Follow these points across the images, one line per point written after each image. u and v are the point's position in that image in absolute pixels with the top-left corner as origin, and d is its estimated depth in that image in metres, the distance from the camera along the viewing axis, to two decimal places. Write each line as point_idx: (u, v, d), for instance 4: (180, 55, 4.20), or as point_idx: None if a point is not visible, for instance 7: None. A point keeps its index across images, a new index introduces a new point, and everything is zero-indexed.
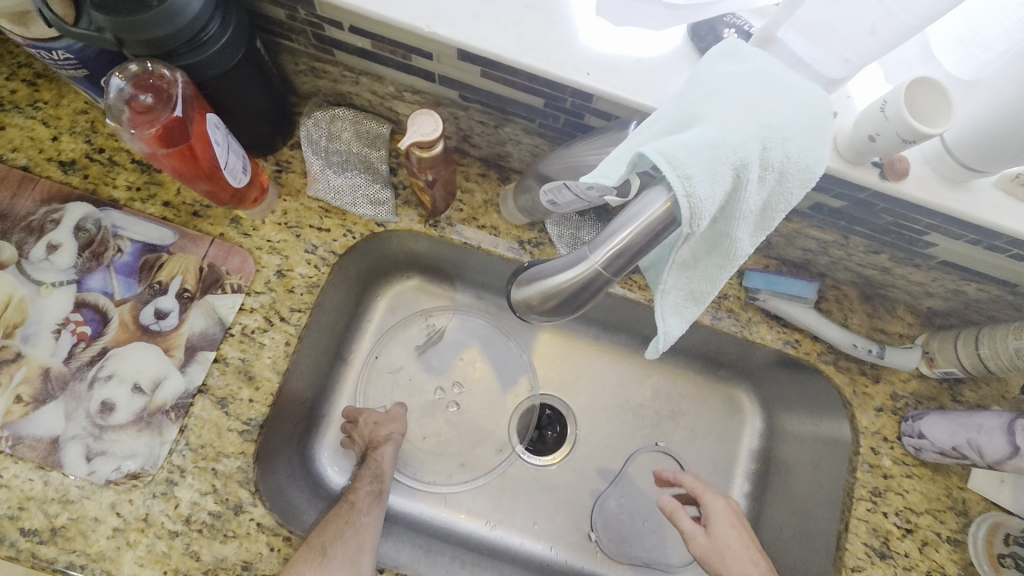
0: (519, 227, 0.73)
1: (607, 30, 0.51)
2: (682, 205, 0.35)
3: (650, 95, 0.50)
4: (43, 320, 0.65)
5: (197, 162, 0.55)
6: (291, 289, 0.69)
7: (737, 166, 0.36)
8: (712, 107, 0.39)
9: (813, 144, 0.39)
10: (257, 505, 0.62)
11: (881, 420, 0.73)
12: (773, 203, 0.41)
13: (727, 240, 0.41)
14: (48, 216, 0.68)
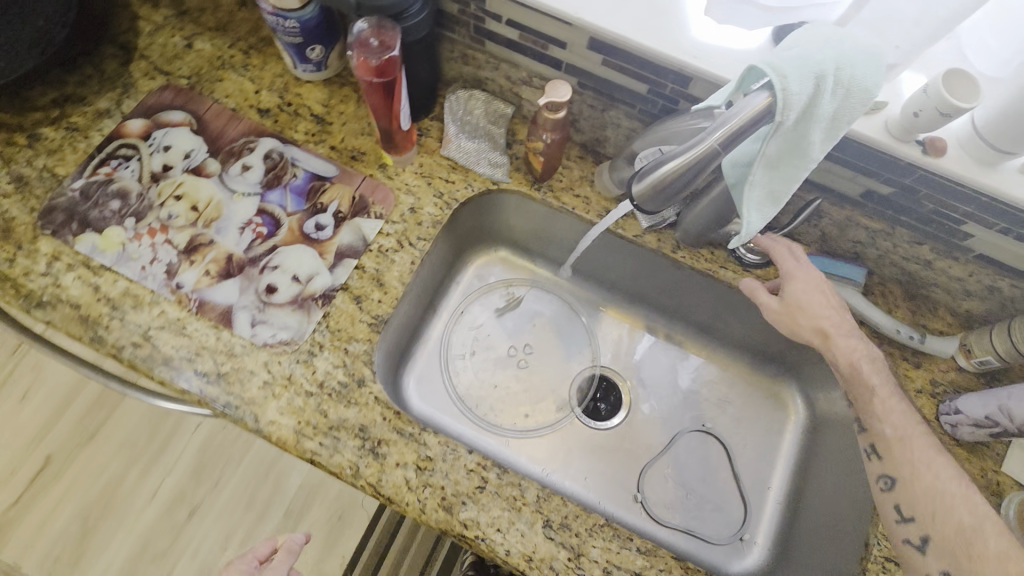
0: (608, 200, 0.89)
1: (711, 27, 0.70)
2: (778, 96, 0.50)
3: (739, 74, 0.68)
4: (233, 218, 0.83)
5: (388, 100, 0.75)
6: (420, 222, 0.86)
7: (818, 75, 0.50)
8: (802, 40, 0.53)
9: (875, 72, 0.52)
10: (376, 382, 0.77)
11: (921, 400, 0.78)
12: (842, 116, 0.53)
13: (805, 140, 0.54)
14: (246, 145, 0.88)
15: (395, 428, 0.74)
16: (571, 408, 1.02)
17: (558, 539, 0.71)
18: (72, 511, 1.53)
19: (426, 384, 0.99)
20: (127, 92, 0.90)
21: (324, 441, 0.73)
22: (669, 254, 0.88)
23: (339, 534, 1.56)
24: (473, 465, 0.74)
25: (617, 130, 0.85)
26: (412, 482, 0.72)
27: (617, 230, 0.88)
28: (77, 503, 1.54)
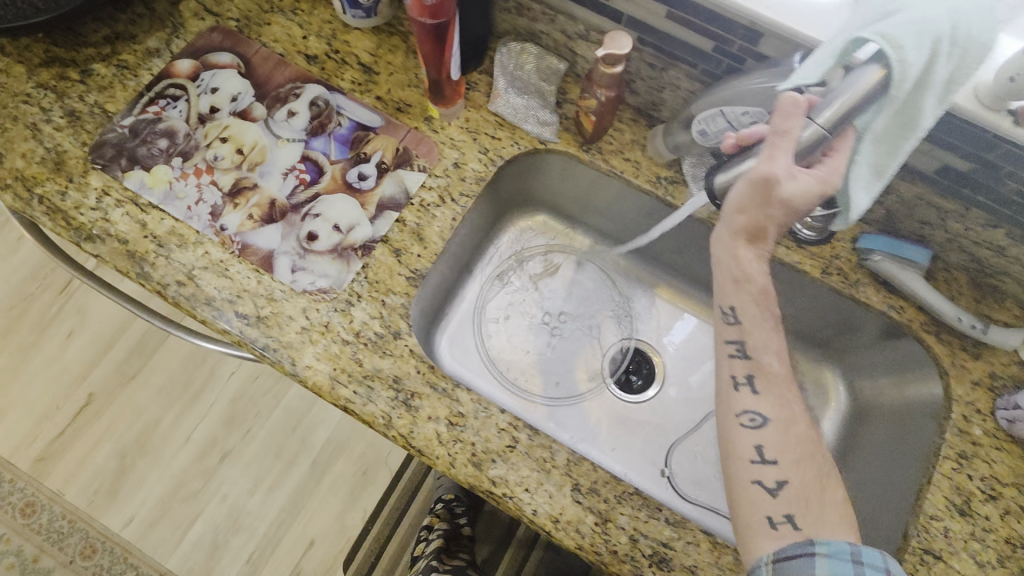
0: (659, 165, 0.86)
1: None
2: (895, 67, 0.53)
3: (816, 30, 0.63)
4: (277, 163, 0.83)
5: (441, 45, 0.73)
6: (463, 178, 0.84)
7: (936, 40, 0.53)
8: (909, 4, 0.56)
9: (986, 26, 0.55)
10: (412, 335, 0.77)
11: (976, 393, 0.77)
12: (957, 77, 0.56)
13: (917, 107, 0.56)
14: (292, 91, 0.87)
15: (428, 381, 0.74)
16: (603, 379, 1.01)
17: (586, 504, 0.71)
18: (114, 446, 1.62)
19: (459, 343, 1.00)
20: (176, 31, 0.90)
21: (358, 390, 0.74)
22: None
23: (363, 487, 1.62)
24: (505, 424, 0.73)
25: (673, 92, 0.82)
26: (444, 436, 0.72)
27: (666, 198, 0.86)
28: (121, 438, 1.62)
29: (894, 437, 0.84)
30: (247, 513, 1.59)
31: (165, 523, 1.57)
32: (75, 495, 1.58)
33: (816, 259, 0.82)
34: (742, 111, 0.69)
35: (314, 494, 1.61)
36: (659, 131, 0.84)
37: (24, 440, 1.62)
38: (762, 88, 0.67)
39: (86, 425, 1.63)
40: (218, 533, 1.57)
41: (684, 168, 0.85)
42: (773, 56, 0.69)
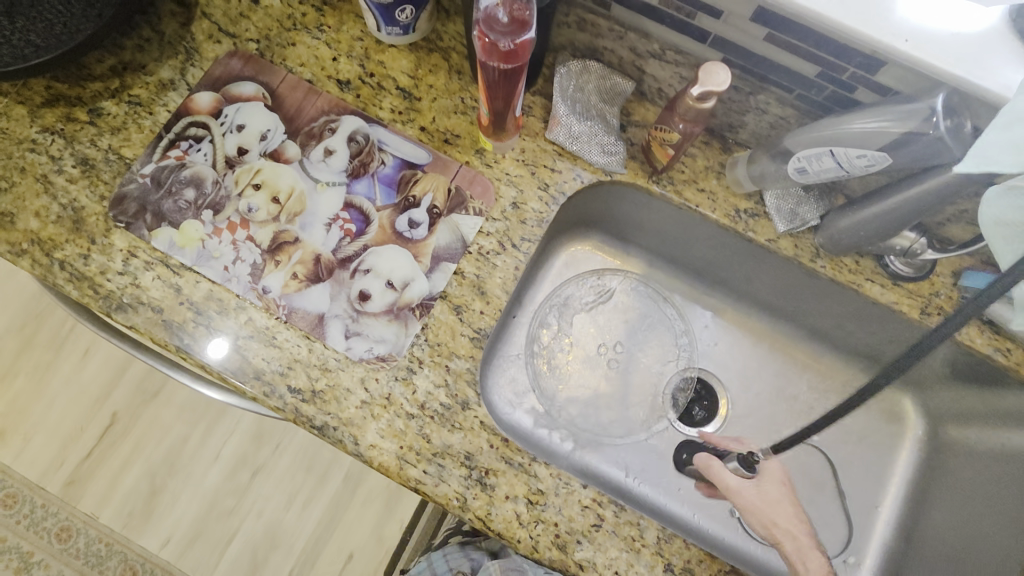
0: (737, 196, 0.77)
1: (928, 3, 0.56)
2: None
3: (962, 68, 0.54)
4: (318, 213, 0.75)
5: (507, 84, 0.63)
6: (523, 221, 0.76)
7: None
8: None
9: None
10: (481, 405, 0.71)
11: None
12: None
13: None
14: (327, 125, 0.77)
15: (503, 456, 0.70)
16: (664, 414, 0.95)
17: None
18: (144, 466, 1.58)
19: (514, 384, 0.93)
20: (190, 58, 0.79)
21: (428, 469, 0.69)
22: (806, 263, 0.77)
23: (397, 498, 1.60)
24: (588, 501, 0.69)
25: (756, 115, 0.72)
26: (524, 516, 0.68)
27: (746, 233, 0.77)
28: (151, 458, 1.59)
29: (985, 483, 0.83)
30: (284, 528, 1.57)
31: (204, 541, 1.56)
32: (110, 517, 1.56)
33: (913, 298, 0.75)
34: (856, 153, 0.61)
35: (351, 504, 1.59)
36: (743, 159, 0.75)
37: (49, 464, 1.57)
38: (882, 129, 0.59)
39: (111, 447, 1.58)
40: (255, 550, 1.56)
41: (765, 200, 0.76)
42: (901, 90, 0.61)
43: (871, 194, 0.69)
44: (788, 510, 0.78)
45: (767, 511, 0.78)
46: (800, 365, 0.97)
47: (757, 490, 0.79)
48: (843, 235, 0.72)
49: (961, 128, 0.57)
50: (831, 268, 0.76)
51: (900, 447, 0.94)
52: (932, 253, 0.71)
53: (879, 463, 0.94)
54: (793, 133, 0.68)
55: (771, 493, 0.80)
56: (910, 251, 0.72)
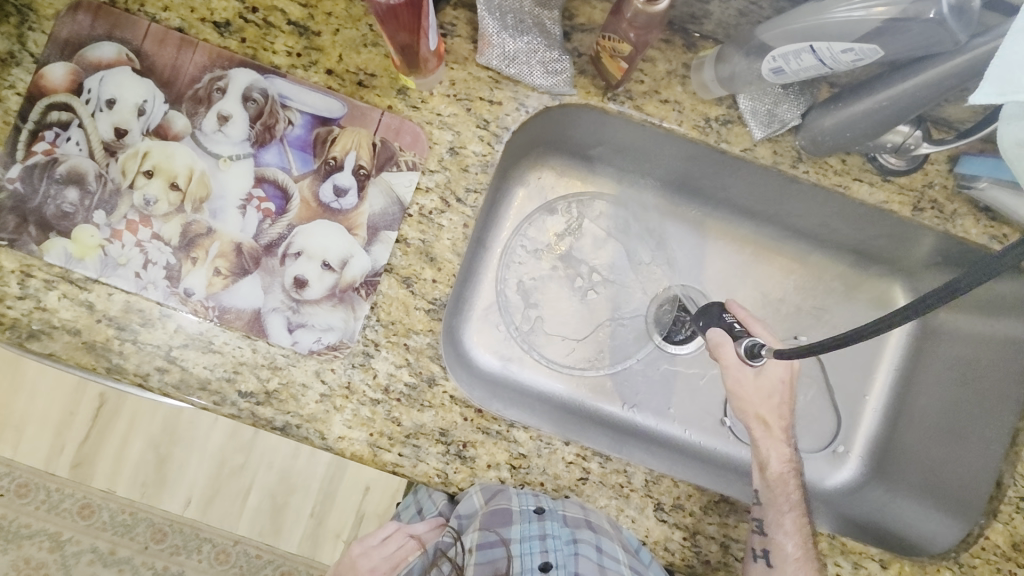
0: (706, 103, 0.67)
1: None
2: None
3: None
4: (227, 195, 0.65)
5: (406, 14, 0.53)
6: (466, 168, 0.67)
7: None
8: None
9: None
10: (448, 378, 0.66)
11: None
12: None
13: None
14: (213, 85, 0.65)
15: (479, 428, 0.66)
16: (649, 337, 0.91)
17: (671, 521, 0.67)
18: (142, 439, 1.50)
19: (488, 332, 0.87)
20: (25, 19, 0.64)
21: (404, 452, 0.65)
22: (787, 170, 0.68)
23: None
24: (572, 457, 0.67)
25: (723, 3, 0.62)
26: (509, 482, 0.66)
27: (719, 144, 0.67)
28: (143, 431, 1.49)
29: (976, 366, 0.81)
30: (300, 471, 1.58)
31: (221, 500, 1.52)
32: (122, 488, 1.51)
33: (904, 193, 0.68)
34: (841, 48, 0.53)
35: None
36: (711, 58, 0.63)
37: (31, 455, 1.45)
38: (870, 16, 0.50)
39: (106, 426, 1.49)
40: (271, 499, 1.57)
41: (739, 104, 0.66)
42: None
43: (863, 85, 0.60)
44: (779, 409, 0.70)
45: (756, 401, 0.70)
46: (786, 266, 0.91)
47: (755, 380, 0.69)
48: (826, 135, 0.63)
49: (965, 7, 0.49)
50: (817, 172, 0.68)
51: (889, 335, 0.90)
52: (927, 147, 0.63)
53: (869, 355, 0.90)
54: (771, 24, 0.58)
55: (767, 386, 0.70)
56: (903, 146, 0.64)
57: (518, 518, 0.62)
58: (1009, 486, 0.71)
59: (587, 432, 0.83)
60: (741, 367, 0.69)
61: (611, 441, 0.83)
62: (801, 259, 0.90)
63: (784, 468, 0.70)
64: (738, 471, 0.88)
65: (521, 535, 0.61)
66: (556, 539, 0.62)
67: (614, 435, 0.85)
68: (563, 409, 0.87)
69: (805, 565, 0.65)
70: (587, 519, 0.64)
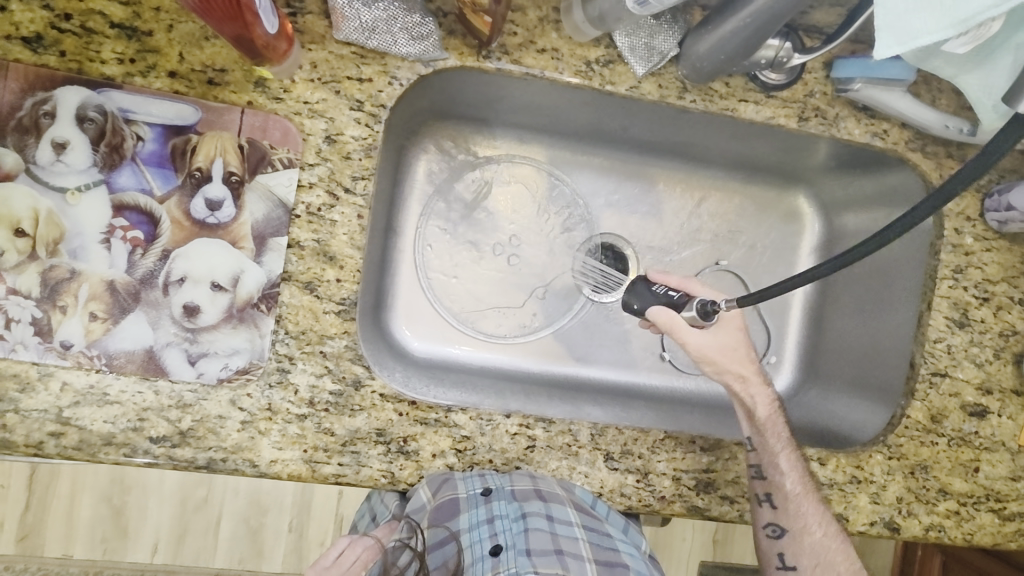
0: (584, 46, 0.65)
1: None
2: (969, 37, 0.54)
3: None
4: (85, 231, 0.58)
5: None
6: (348, 155, 0.62)
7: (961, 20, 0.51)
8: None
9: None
10: (375, 377, 0.63)
11: (965, 200, 0.76)
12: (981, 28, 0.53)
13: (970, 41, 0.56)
14: (38, 110, 0.57)
15: (416, 420, 0.64)
16: (579, 291, 0.90)
17: (622, 468, 0.68)
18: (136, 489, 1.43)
19: (416, 318, 0.85)
20: None
21: (344, 461, 0.62)
22: (674, 102, 0.67)
23: None
24: (516, 428, 0.66)
25: None
26: (457, 467, 0.65)
27: (605, 87, 0.66)
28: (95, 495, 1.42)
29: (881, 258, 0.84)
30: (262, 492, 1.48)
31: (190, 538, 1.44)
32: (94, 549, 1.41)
33: (789, 106, 0.69)
34: None
35: None
36: None
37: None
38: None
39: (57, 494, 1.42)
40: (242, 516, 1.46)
41: (615, 42, 0.64)
42: None
43: (727, 5, 0.60)
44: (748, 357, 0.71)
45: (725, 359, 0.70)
46: (697, 197, 0.92)
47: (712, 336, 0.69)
48: (704, 59, 0.62)
49: None
50: (703, 99, 0.68)
51: (801, 244, 0.93)
52: (799, 57, 0.63)
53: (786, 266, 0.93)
54: None
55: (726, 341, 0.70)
56: (777, 61, 0.64)
57: (464, 506, 0.61)
58: (921, 365, 0.76)
59: (533, 397, 0.82)
60: (696, 331, 0.68)
61: (558, 401, 0.83)
62: (710, 185, 0.91)
63: (770, 410, 0.71)
64: (685, 401, 0.90)
65: (469, 524, 0.61)
66: (504, 518, 0.61)
67: (561, 394, 0.85)
68: (507, 379, 0.85)
69: (807, 499, 0.69)
70: (537, 489, 0.63)
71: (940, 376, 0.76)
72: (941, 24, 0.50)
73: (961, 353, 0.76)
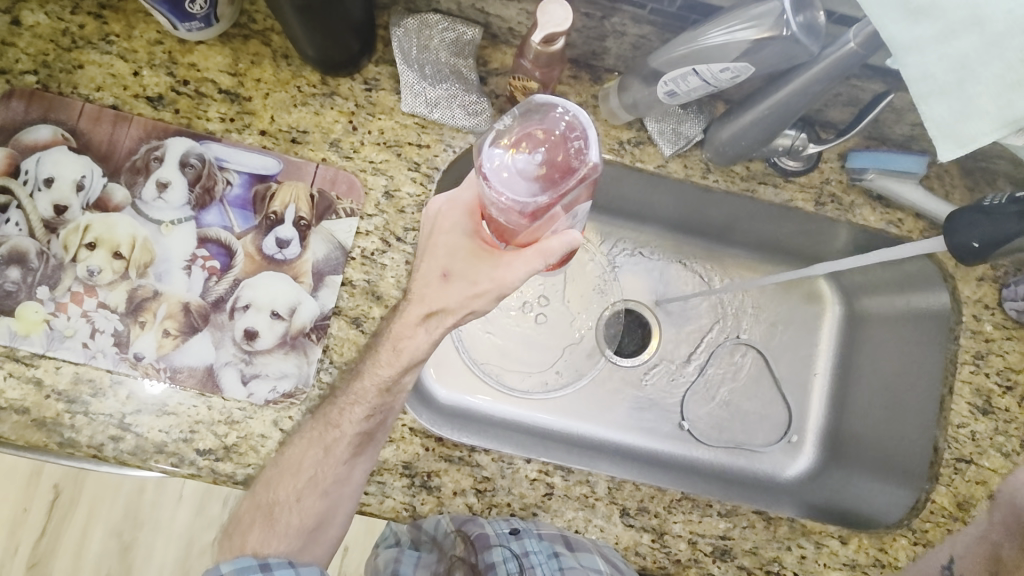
0: (618, 127, 0.73)
1: None
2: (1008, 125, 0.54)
3: None
4: (172, 257, 0.66)
5: None
6: (402, 209, 0.70)
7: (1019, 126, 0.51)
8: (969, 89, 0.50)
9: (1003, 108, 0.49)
10: (406, 412, 0.68)
11: (980, 288, 0.79)
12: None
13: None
14: (151, 155, 0.67)
15: (440, 456, 0.67)
16: (602, 352, 0.94)
17: (637, 525, 0.70)
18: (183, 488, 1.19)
19: (446, 365, 0.90)
20: None
21: (369, 490, 0.66)
22: (698, 180, 0.74)
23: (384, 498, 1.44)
24: (534, 474, 0.69)
25: (617, 38, 0.67)
26: (476, 507, 0.68)
27: (634, 164, 0.73)
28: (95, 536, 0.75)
29: (899, 343, 0.87)
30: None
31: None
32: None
33: (805, 191, 0.75)
34: (720, 67, 0.58)
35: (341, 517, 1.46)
36: (614, 87, 0.69)
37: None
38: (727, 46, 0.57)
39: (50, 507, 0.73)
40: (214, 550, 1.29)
41: (647, 126, 0.72)
42: None
43: (748, 98, 0.66)
44: None
45: None
46: (719, 270, 0.97)
47: None
48: (727, 144, 0.69)
49: (814, 23, 0.55)
50: (725, 180, 0.74)
51: (823, 326, 0.97)
52: (814, 147, 0.70)
53: (808, 346, 0.96)
54: (660, 52, 0.63)
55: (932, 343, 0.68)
56: (794, 148, 0.70)
57: (496, 546, 0.64)
58: (945, 450, 0.76)
59: (551, 454, 0.86)
60: None
61: (577, 458, 0.86)
62: (733, 261, 0.97)
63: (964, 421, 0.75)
64: (703, 472, 0.91)
65: (502, 558, 0.63)
66: (538, 554, 0.64)
67: (579, 452, 0.88)
68: (529, 434, 0.89)
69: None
70: (564, 535, 0.67)
71: (965, 461, 0.75)
72: (995, 126, 0.50)
73: (986, 440, 0.76)
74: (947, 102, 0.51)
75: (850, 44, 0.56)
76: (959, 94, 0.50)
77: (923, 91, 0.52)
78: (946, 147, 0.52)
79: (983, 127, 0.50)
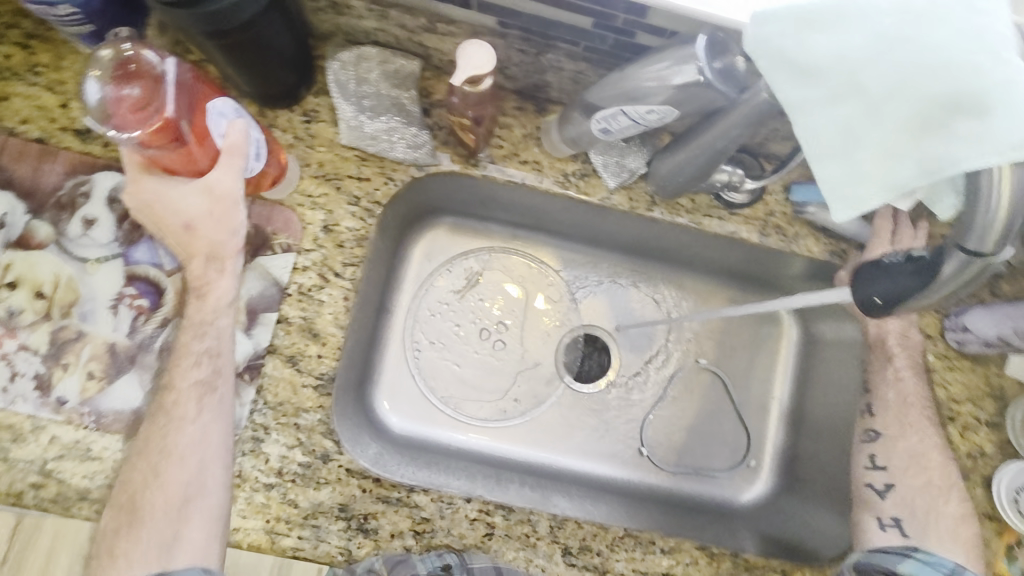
0: (562, 159, 0.72)
1: None
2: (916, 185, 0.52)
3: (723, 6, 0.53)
4: (97, 296, 0.64)
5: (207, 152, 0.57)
6: (341, 244, 0.69)
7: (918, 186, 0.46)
8: (863, 147, 0.46)
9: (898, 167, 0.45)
10: (343, 453, 0.66)
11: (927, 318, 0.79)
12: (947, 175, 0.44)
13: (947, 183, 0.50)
14: (77, 190, 0.65)
15: (377, 498, 0.65)
16: (561, 379, 0.93)
17: (580, 564, 0.67)
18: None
19: (398, 393, 0.88)
20: None
21: (303, 534, 0.64)
22: (643, 212, 0.74)
23: None
24: (475, 513, 0.67)
25: (556, 72, 0.66)
26: (414, 549, 0.65)
27: (579, 196, 0.72)
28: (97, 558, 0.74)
29: (849, 370, 0.89)
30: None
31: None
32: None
33: (750, 223, 0.74)
34: (645, 110, 0.58)
35: None
36: (556, 121, 0.69)
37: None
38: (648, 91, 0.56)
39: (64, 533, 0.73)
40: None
41: (591, 159, 0.71)
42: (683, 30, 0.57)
43: (684, 134, 0.65)
44: None
45: None
46: (675, 294, 0.96)
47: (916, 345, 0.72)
48: (667, 178, 0.69)
49: (732, 69, 0.53)
50: (669, 212, 0.74)
51: (779, 349, 0.97)
52: (750, 183, 0.70)
53: (765, 370, 0.96)
54: (595, 87, 0.62)
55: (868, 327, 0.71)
56: (730, 184, 0.70)
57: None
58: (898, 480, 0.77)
59: (505, 485, 0.84)
60: None
61: (530, 489, 0.85)
62: (689, 286, 0.96)
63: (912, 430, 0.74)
64: (659, 500, 0.90)
65: None
66: None
67: (534, 482, 0.86)
68: (485, 464, 0.87)
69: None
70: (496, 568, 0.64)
71: None
72: (885, 189, 0.46)
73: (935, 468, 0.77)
74: (835, 161, 0.47)
75: (763, 92, 0.52)
76: (854, 153, 0.46)
77: (817, 147, 0.47)
78: (840, 207, 0.47)
79: (871, 188, 0.46)
